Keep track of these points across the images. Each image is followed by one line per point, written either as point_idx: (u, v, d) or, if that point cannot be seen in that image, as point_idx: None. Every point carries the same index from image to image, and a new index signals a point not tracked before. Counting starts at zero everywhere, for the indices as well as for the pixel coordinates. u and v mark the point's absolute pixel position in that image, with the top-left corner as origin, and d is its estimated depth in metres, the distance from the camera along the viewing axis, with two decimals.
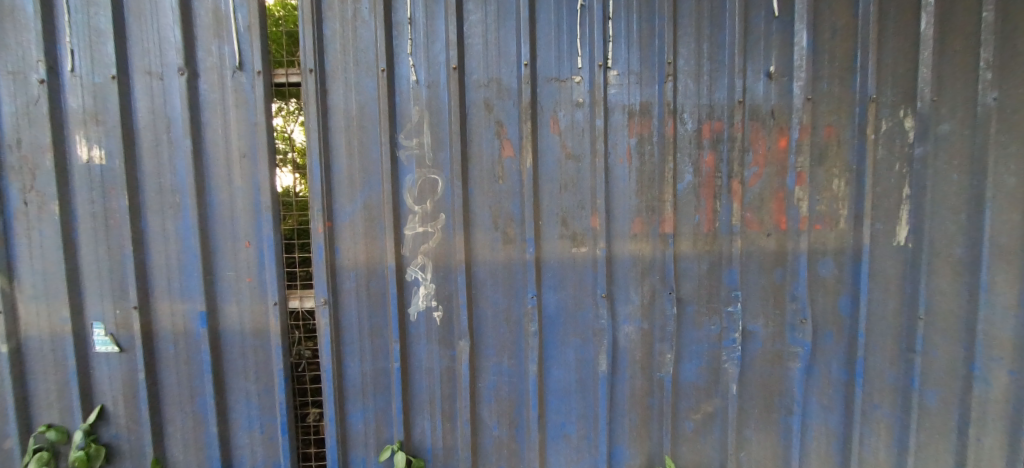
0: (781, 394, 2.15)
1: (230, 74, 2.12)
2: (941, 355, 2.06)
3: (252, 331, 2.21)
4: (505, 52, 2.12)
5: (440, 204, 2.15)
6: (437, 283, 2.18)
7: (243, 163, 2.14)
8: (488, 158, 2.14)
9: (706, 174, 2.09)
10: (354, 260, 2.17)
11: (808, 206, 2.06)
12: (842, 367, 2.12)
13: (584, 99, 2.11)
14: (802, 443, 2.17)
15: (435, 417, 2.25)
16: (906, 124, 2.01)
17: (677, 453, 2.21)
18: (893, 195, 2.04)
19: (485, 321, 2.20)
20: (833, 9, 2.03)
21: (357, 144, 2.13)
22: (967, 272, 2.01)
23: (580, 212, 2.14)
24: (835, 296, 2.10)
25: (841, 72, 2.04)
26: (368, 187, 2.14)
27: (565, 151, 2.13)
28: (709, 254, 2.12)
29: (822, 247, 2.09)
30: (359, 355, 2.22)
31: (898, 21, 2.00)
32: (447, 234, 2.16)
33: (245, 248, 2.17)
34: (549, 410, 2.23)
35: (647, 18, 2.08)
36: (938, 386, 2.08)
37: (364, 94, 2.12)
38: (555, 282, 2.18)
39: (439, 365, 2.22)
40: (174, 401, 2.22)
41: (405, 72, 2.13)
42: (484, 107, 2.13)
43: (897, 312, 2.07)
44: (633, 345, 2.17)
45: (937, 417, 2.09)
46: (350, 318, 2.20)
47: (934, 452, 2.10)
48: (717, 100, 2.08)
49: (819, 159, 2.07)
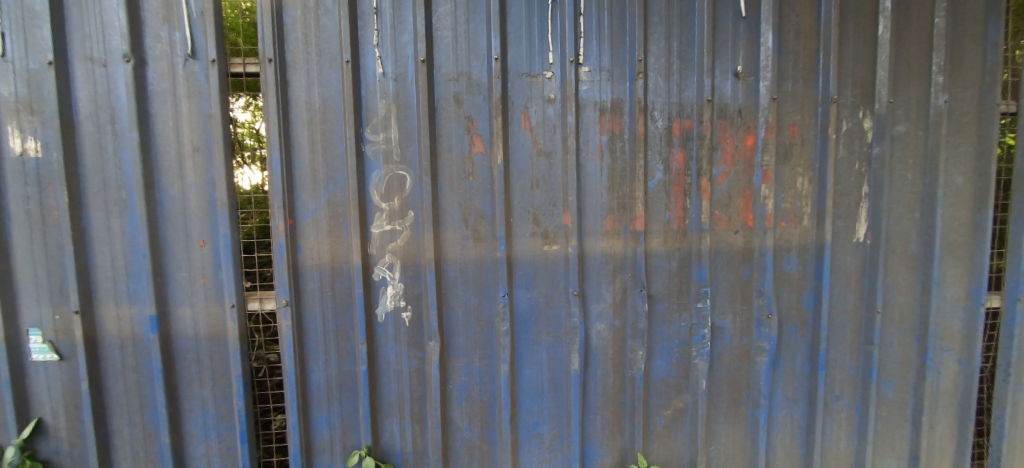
0: (749, 388, 2.20)
1: (182, 62, 1.98)
2: (897, 347, 2.17)
3: (207, 335, 2.08)
4: (475, 46, 2.07)
5: (409, 201, 2.08)
6: (406, 282, 2.12)
7: (197, 157, 2.01)
8: (457, 155, 2.09)
9: (676, 172, 2.11)
10: (318, 259, 2.08)
11: (773, 204, 2.11)
12: (806, 360, 2.18)
13: (555, 95, 2.09)
14: (768, 436, 2.22)
15: (404, 421, 2.18)
16: (865, 125, 2.08)
17: (649, 450, 2.23)
18: (853, 194, 2.10)
19: (456, 321, 2.16)
20: (797, 11, 2.07)
21: (320, 138, 2.04)
22: (921, 267, 2.12)
23: (552, 210, 2.11)
24: (799, 291, 2.15)
25: (805, 73, 2.08)
26: (332, 183, 2.06)
27: (536, 147, 2.10)
28: (679, 251, 2.14)
29: (787, 244, 2.13)
30: (324, 358, 2.13)
31: (857, 24, 2.06)
32: (416, 232, 2.10)
33: (199, 247, 2.04)
34: (521, 410, 2.21)
35: (618, 15, 2.07)
36: (894, 377, 2.18)
37: (328, 86, 2.03)
38: (527, 281, 2.15)
39: (409, 367, 2.16)
40: (121, 411, 2.07)
41: (372, 65, 2.05)
42: (454, 102, 2.08)
43: (856, 306, 2.15)
44: (605, 342, 2.17)
45: (892, 406, 2.20)
46: (313, 320, 2.10)
47: (889, 439, 2.21)
48: (686, 98, 2.09)
49: (784, 158, 2.11)
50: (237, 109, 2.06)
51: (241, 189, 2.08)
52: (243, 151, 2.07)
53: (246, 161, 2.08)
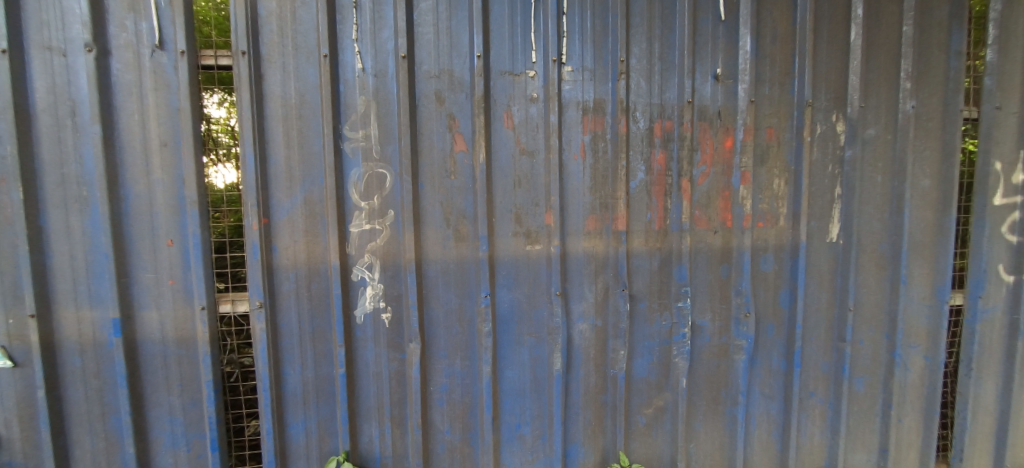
0: (727, 385, 2.24)
1: (148, 53, 1.89)
2: (867, 344, 2.24)
3: (175, 339, 1.99)
4: (457, 43, 2.04)
5: (389, 200, 2.04)
6: (385, 283, 2.07)
7: (165, 152, 1.92)
8: (439, 153, 2.06)
9: (657, 172, 2.13)
10: (294, 259, 2.01)
11: (751, 205, 2.15)
12: (782, 358, 2.23)
13: (538, 94, 2.08)
14: (746, 433, 2.26)
15: (383, 424, 2.14)
16: (838, 128, 2.14)
17: (630, 448, 2.24)
18: (826, 195, 2.17)
19: (437, 322, 2.12)
20: (774, 16, 2.12)
21: (296, 134, 1.98)
22: (890, 266, 2.20)
23: (534, 209, 2.11)
24: (775, 290, 2.20)
25: (781, 77, 2.13)
26: (309, 181, 2.00)
27: (519, 146, 2.09)
28: (660, 251, 2.16)
29: (764, 244, 2.18)
30: (299, 361, 2.06)
31: (831, 30, 2.12)
32: (396, 231, 2.06)
33: (166, 246, 1.95)
34: (503, 411, 2.19)
35: (601, 15, 2.08)
36: (865, 373, 2.26)
37: (305, 80, 1.97)
38: (509, 281, 2.14)
39: (388, 370, 2.11)
40: (82, 420, 1.96)
41: (350, 60, 2.00)
42: (435, 99, 2.04)
43: (829, 305, 2.21)
44: (587, 342, 2.17)
45: (863, 401, 2.27)
46: (289, 322, 2.04)
47: (860, 433, 2.28)
48: (667, 99, 2.11)
49: (761, 159, 2.15)
50: (212, 104, 1.98)
51: (214, 188, 1.99)
52: (217, 148, 1.98)
53: (221, 158, 1.99)
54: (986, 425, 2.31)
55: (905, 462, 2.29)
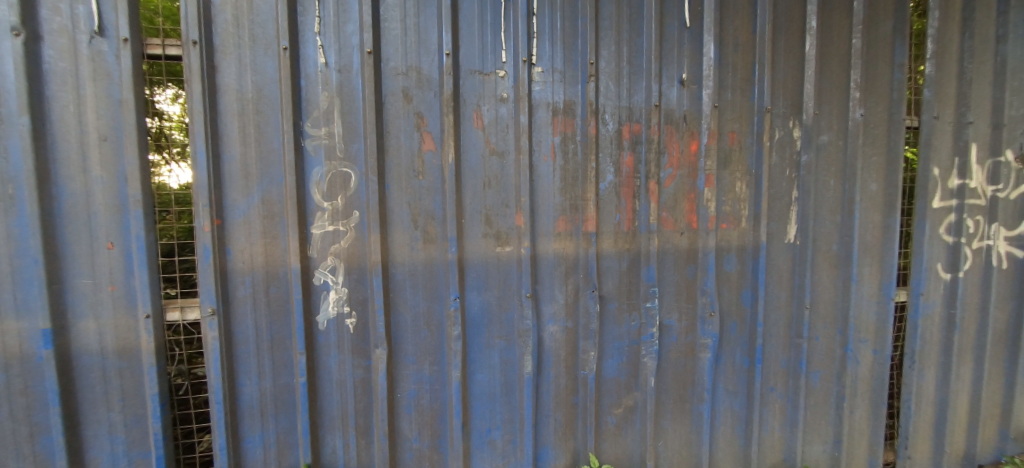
0: (693, 383, 2.29)
1: (86, 39, 1.73)
2: (821, 339, 2.36)
3: (116, 350, 1.83)
4: (425, 40, 1.99)
5: (353, 200, 1.96)
6: (350, 287, 1.99)
7: (104, 147, 1.76)
8: (406, 152, 2.00)
9: (626, 174, 2.15)
10: (250, 263, 1.90)
11: (715, 206, 2.21)
12: (744, 355, 2.30)
13: (508, 94, 2.06)
14: (711, 429, 2.32)
15: (348, 434, 2.05)
16: (795, 134, 2.25)
17: (601, 449, 2.25)
18: (784, 198, 2.26)
19: (405, 326, 2.06)
20: (735, 25, 2.19)
21: (253, 130, 1.87)
22: (842, 265, 2.32)
23: (504, 211, 2.08)
24: (737, 289, 2.28)
25: (743, 84, 2.21)
26: (267, 180, 1.89)
27: (488, 146, 2.06)
28: (629, 252, 2.18)
29: (727, 245, 2.25)
30: (256, 371, 1.94)
31: (787, 41, 2.23)
32: (361, 233, 1.98)
33: (106, 250, 1.79)
34: (473, 416, 2.15)
35: (570, 17, 2.08)
36: (821, 367, 2.37)
37: (262, 74, 1.87)
38: (479, 283, 2.10)
39: (353, 377, 2.03)
40: (6, 442, 1.77)
41: (313, 54, 1.91)
42: (403, 97, 1.98)
43: (787, 303, 2.31)
44: (558, 344, 2.17)
45: (819, 395, 2.39)
46: (245, 329, 1.92)
47: (816, 425, 2.40)
48: (635, 103, 2.15)
49: (724, 163, 2.22)
50: (165, 99, 1.85)
51: (166, 188, 1.84)
52: (171, 146, 1.85)
53: (175, 157, 1.85)
54: (926, 412, 2.49)
55: (856, 450, 2.42)
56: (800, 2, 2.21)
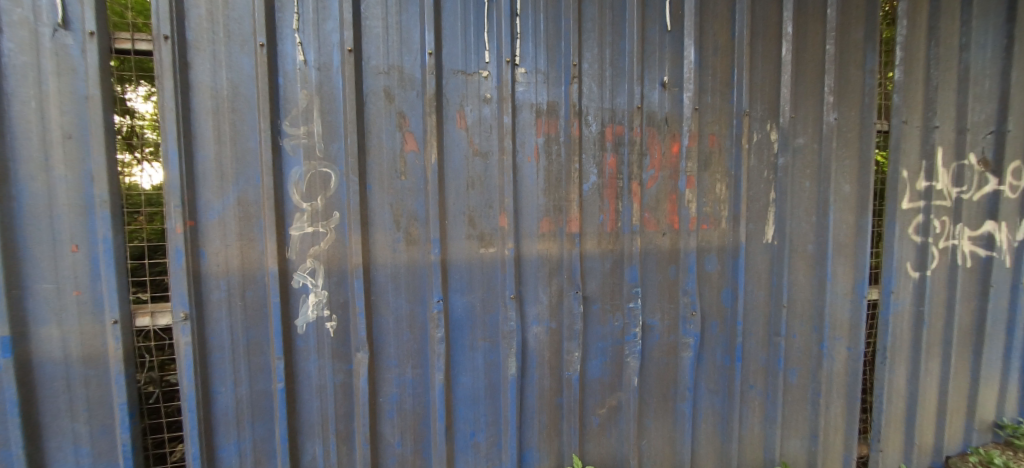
0: (675, 382, 2.32)
1: (49, 32, 1.65)
2: (798, 337, 2.42)
3: (81, 358, 1.74)
4: (407, 39, 1.97)
5: (333, 201, 1.92)
6: (330, 289, 1.94)
7: (68, 145, 1.68)
8: (388, 153, 1.96)
9: (609, 175, 2.17)
10: (225, 265, 1.84)
11: (696, 207, 2.25)
12: (725, 354, 2.34)
13: (491, 95, 2.05)
14: (693, 427, 2.36)
15: (328, 441, 2.00)
16: (772, 137, 2.30)
17: (585, 450, 2.26)
18: (762, 199, 2.31)
19: (387, 329, 2.02)
20: (715, 29, 2.24)
21: (228, 129, 1.81)
22: (818, 265, 2.39)
23: (488, 211, 2.07)
24: (718, 289, 2.32)
25: (722, 87, 2.26)
26: (243, 180, 1.83)
27: (472, 147, 2.05)
28: (612, 253, 2.20)
29: (707, 245, 2.29)
30: (232, 377, 1.88)
31: (764, 46, 2.28)
32: (342, 234, 1.93)
33: (70, 253, 1.70)
34: (457, 419, 2.12)
35: (553, 19, 2.09)
36: (798, 365, 2.43)
37: (238, 71, 1.81)
38: (462, 285, 2.08)
39: (333, 382, 1.98)
40: None
41: (291, 51, 1.86)
42: (384, 97, 1.95)
43: (765, 302, 2.36)
44: (542, 345, 2.17)
45: (796, 391, 2.44)
46: (219, 334, 1.85)
47: (794, 421, 2.45)
48: (618, 104, 2.17)
49: (704, 165, 2.26)
50: (136, 97, 1.79)
51: (138, 188, 1.79)
52: (143, 146, 1.80)
53: (146, 157, 1.80)
54: (898, 407, 2.57)
55: (832, 445, 2.49)
56: (776, 8, 2.27)
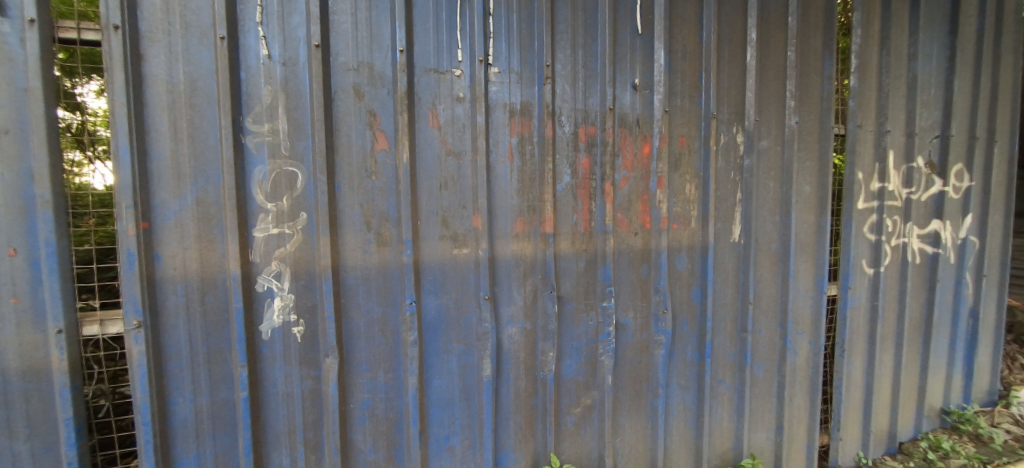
0: (648, 380, 2.35)
1: None
2: (764, 333, 2.50)
3: (20, 371, 1.60)
4: (378, 36, 1.92)
5: (300, 201, 1.84)
6: (297, 293, 1.87)
7: (5, 141, 1.54)
8: (358, 151, 1.90)
9: (582, 176, 2.18)
10: (183, 269, 1.73)
11: (666, 207, 2.29)
12: (695, 350, 2.40)
13: (464, 94, 2.02)
14: (666, 423, 2.40)
15: (296, 451, 1.92)
16: (738, 139, 2.38)
17: (560, 449, 2.26)
18: (729, 199, 2.39)
19: (358, 333, 1.95)
20: (683, 34, 2.29)
21: (185, 125, 1.71)
22: (781, 262, 2.49)
23: (461, 212, 2.04)
24: (688, 287, 2.37)
25: (691, 90, 2.31)
26: (203, 179, 1.74)
27: (445, 146, 2.01)
28: (586, 253, 2.21)
29: (678, 244, 2.34)
30: (191, 387, 1.78)
31: (730, 51, 2.35)
32: (310, 236, 1.86)
33: (7, 257, 1.56)
34: (431, 423, 2.08)
35: (527, 19, 2.08)
36: (764, 359, 2.52)
37: (197, 64, 1.72)
38: (435, 286, 2.04)
39: (301, 389, 1.90)
40: None
41: (254, 45, 1.78)
42: (354, 94, 1.89)
43: (733, 299, 2.44)
44: (517, 346, 2.16)
45: (762, 385, 2.53)
46: (177, 342, 1.75)
47: (760, 413, 2.54)
48: (591, 106, 2.18)
49: (675, 166, 2.31)
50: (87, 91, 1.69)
51: (92, 190, 1.69)
52: (94, 144, 1.71)
53: (98, 156, 1.71)
54: (855, 397, 2.71)
55: (795, 435, 2.60)
56: (741, 15, 2.35)
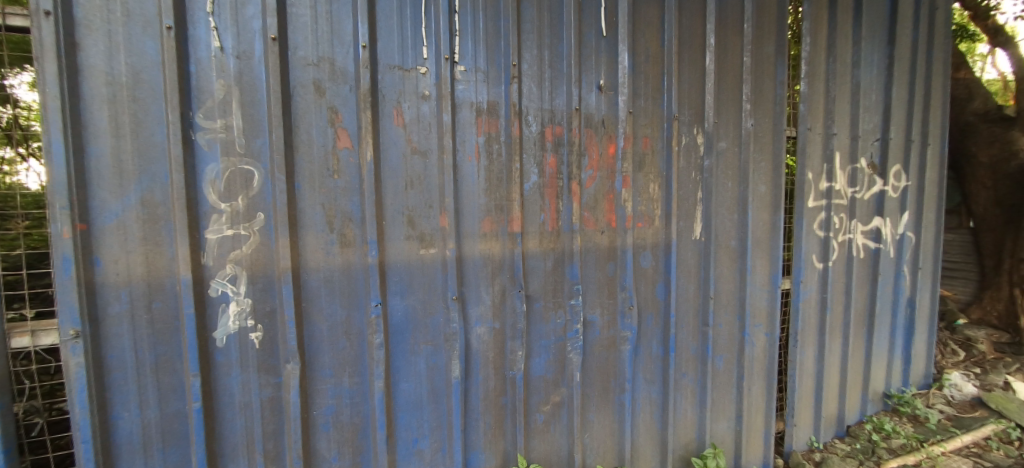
0: (615, 375, 2.40)
1: None
2: (724, 327, 2.60)
3: None
4: (339, 30, 1.85)
5: (257, 201, 1.75)
6: (254, 298, 1.77)
7: None
8: (319, 149, 1.83)
9: (549, 175, 2.19)
10: (126, 274, 1.61)
11: (631, 206, 2.34)
12: (660, 345, 2.47)
13: (429, 92, 1.99)
14: (632, 417, 2.45)
15: (255, 462, 1.83)
16: (698, 140, 2.46)
17: (530, 448, 2.26)
18: (691, 199, 2.47)
19: (320, 337, 1.88)
20: (646, 37, 2.34)
21: (128, 120, 1.60)
22: (738, 259, 2.60)
23: (428, 211, 2.01)
24: (653, 284, 2.43)
25: (654, 92, 2.37)
26: (148, 177, 1.62)
27: (410, 145, 1.97)
28: (553, 252, 2.23)
29: (642, 242, 2.39)
30: (137, 399, 1.66)
31: (691, 55, 2.42)
32: (267, 237, 1.78)
33: None
34: (398, 427, 2.04)
35: (492, 18, 2.07)
36: (724, 351, 2.62)
37: (141, 55, 1.60)
38: (402, 288, 1.99)
39: (260, 398, 1.81)
40: None
41: (204, 36, 1.67)
42: (314, 90, 1.82)
43: (695, 294, 2.52)
44: (486, 345, 2.14)
45: (723, 376, 2.63)
46: (121, 352, 1.63)
47: (721, 404, 2.64)
48: (557, 106, 2.20)
49: (639, 166, 2.36)
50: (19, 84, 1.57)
51: (27, 191, 1.61)
52: (28, 140, 1.59)
53: (32, 152, 1.60)
54: (807, 385, 2.86)
55: (754, 423, 2.72)
56: (700, 20, 2.43)
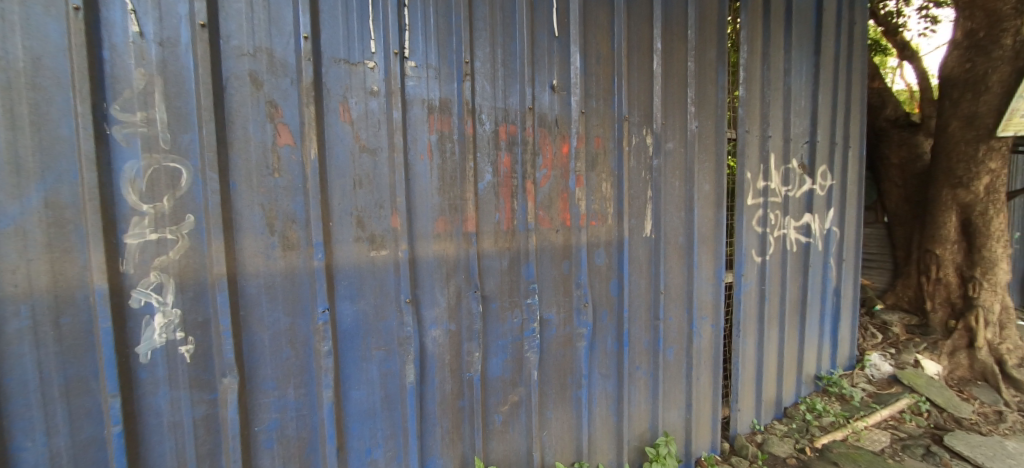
0: (572, 372, 2.42)
1: None
2: (674, 320, 2.70)
3: None
4: (278, 19, 1.72)
5: (185, 202, 1.59)
6: (184, 308, 1.61)
7: None
8: (257, 146, 1.70)
9: (503, 174, 2.17)
10: (26, 286, 1.40)
11: (585, 205, 2.38)
12: (614, 340, 2.52)
13: (379, 88, 1.90)
14: (589, 412, 2.48)
15: None
16: (647, 141, 2.53)
17: (488, 450, 2.24)
18: (641, 198, 2.54)
19: (261, 348, 1.74)
20: (597, 39, 2.38)
21: (27, 110, 1.38)
22: (685, 255, 2.71)
23: (379, 211, 1.91)
24: (607, 281, 2.48)
25: (605, 94, 2.41)
26: (53, 175, 1.42)
27: (358, 143, 1.87)
28: (509, 251, 2.21)
29: (596, 240, 2.43)
30: (41, 428, 1.45)
31: (639, 59, 2.49)
32: (198, 241, 1.61)
33: None
34: (350, 438, 1.93)
35: (444, 14, 2.01)
36: (674, 344, 2.71)
37: (42, 38, 1.39)
38: (351, 292, 1.89)
39: (193, 416, 1.65)
40: None
41: (119, 19, 1.48)
42: (251, 82, 1.68)
43: (646, 289, 2.59)
44: (441, 348, 2.09)
45: (673, 367, 2.72)
46: (20, 375, 1.41)
47: (671, 393, 2.74)
48: (511, 104, 2.18)
49: (592, 165, 2.39)
50: None
51: None
52: None
53: None
54: (749, 372, 3.04)
55: (701, 410, 2.85)
56: (647, 25, 2.50)
